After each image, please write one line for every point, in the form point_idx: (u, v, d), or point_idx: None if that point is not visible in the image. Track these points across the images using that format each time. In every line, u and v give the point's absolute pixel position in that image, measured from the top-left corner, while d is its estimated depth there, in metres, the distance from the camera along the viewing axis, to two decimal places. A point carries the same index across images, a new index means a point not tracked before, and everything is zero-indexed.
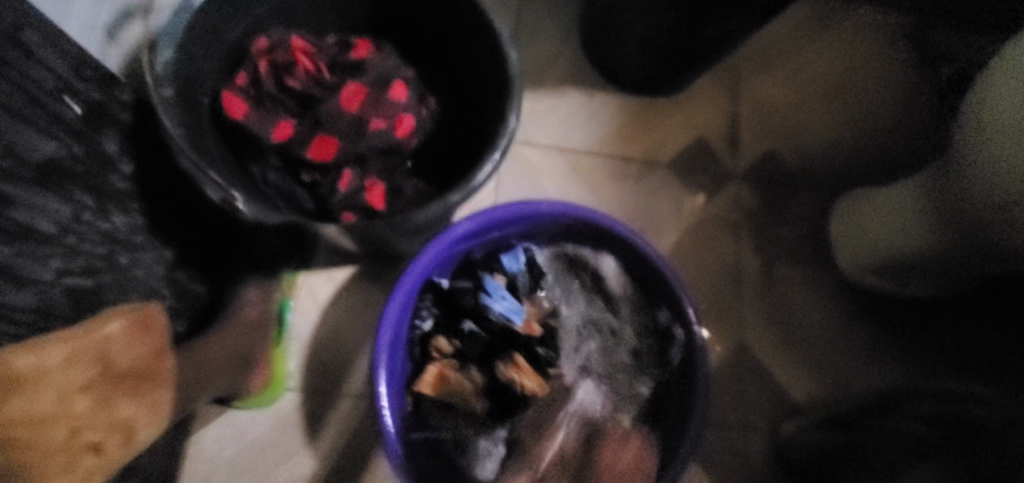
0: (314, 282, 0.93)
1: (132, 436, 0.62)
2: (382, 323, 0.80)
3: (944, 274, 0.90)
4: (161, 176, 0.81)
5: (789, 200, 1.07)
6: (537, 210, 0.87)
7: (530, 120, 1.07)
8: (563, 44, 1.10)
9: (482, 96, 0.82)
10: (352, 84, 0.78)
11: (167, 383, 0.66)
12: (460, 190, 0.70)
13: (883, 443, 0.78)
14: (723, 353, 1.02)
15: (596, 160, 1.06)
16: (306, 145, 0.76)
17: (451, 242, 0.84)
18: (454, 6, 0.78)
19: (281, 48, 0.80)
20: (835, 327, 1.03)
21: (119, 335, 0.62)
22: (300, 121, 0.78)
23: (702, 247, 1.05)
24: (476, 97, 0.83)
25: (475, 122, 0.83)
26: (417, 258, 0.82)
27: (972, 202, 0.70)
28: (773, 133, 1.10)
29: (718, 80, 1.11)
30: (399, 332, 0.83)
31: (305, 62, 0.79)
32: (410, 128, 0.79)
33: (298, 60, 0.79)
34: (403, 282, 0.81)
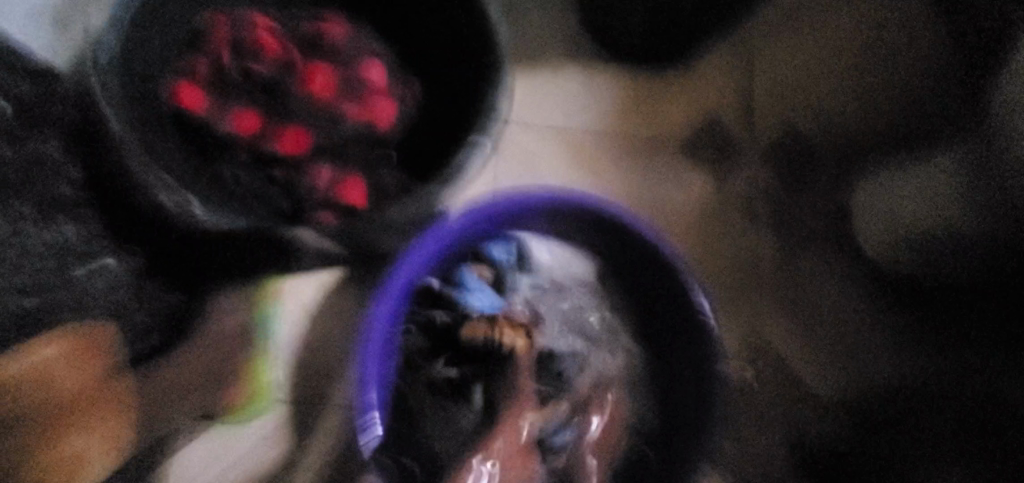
0: (298, 286, 0.85)
1: (77, 470, 0.64)
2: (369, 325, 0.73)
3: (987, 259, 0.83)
4: (118, 184, 0.75)
5: (810, 179, 0.98)
6: (534, 199, 0.79)
7: (524, 101, 0.98)
8: (558, 16, 1.01)
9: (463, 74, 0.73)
10: (319, 69, 0.71)
11: (117, 410, 0.67)
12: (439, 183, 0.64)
13: None
14: (740, 348, 0.93)
15: (598, 143, 0.98)
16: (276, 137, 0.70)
17: (442, 241, 0.77)
18: None
19: (240, 31, 0.71)
20: (863, 316, 0.94)
21: (58, 362, 0.63)
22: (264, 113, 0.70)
23: (716, 234, 0.97)
24: (456, 76, 0.74)
25: (453, 103, 0.74)
26: (403, 258, 0.75)
27: None
28: (791, 107, 1.00)
29: (730, 49, 1.01)
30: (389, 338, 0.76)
31: (269, 43, 0.71)
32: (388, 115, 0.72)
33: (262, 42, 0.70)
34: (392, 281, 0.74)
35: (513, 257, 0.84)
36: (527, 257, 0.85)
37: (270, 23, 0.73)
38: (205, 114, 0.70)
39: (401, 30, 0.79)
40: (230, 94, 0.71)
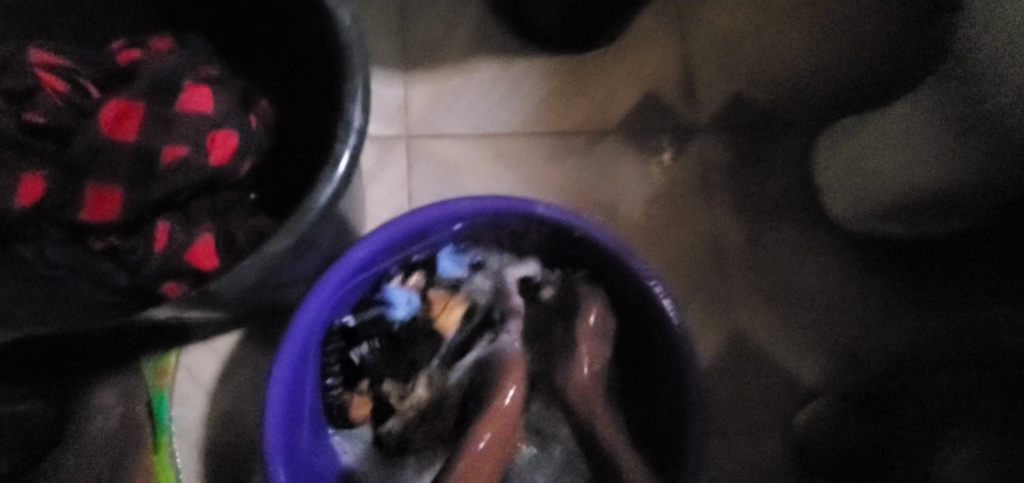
0: (193, 361, 0.73)
1: None
2: (271, 388, 0.58)
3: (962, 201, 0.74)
4: None
5: (763, 147, 0.88)
6: (461, 211, 0.65)
7: (435, 105, 0.86)
8: (460, 10, 0.90)
9: (314, 76, 0.54)
10: (116, 103, 0.54)
11: None
12: (289, 230, 0.47)
13: (915, 411, 0.61)
14: (715, 350, 0.82)
15: (525, 139, 0.87)
16: (80, 202, 0.54)
17: (353, 272, 0.62)
18: None
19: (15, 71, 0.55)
20: (839, 290, 0.84)
21: None
22: (67, 178, 0.54)
23: (672, 222, 0.85)
24: (305, 82, 0.56)
25: (309, 114, 0.56)
26: (313, 292, 0.60)
27: None
28: (734, 71, 0.90)
29: (657, 18, 0.91)
30: (299, 401, 0.61)
31: (54, 83, 0.55)
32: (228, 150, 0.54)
33: (42, 82, 0.55)
34: (295, 327, 0.59)
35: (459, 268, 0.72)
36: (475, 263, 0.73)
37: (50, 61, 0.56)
38: None
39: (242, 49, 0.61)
40: (22, 159, 0.55)
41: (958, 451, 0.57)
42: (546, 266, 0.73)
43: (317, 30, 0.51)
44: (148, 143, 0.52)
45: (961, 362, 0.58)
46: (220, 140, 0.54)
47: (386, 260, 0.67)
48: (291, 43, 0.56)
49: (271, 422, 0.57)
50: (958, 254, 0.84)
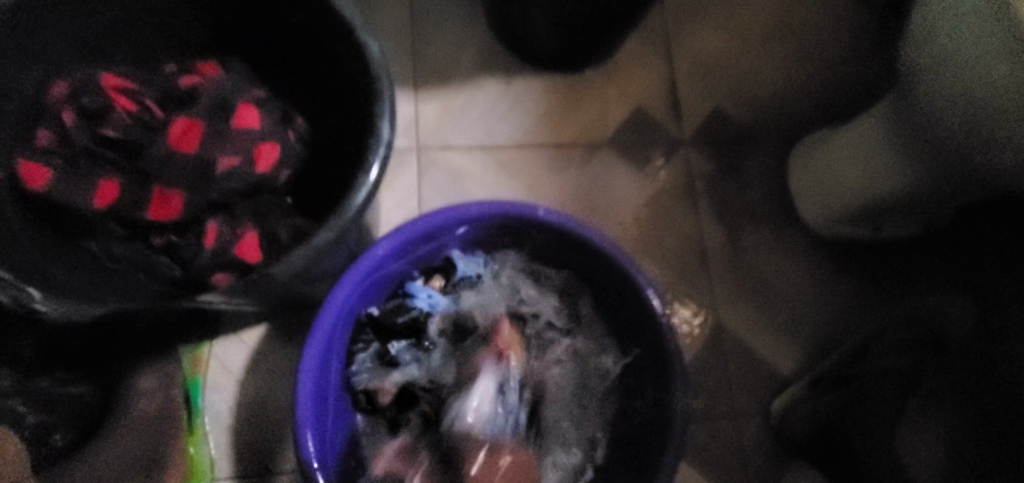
0: (225, 351, 0.80)
1: None
2: (302, 370, 0.66)
3: (921, 206, 0.81)
4: None
5: (744, 158, 0.96)
6: (470, 213, 0.73)
7: (444, 120, 0.95)
8: (467, 34, 0.98)
9: (347, 97, 0.62)
10: (179, 120, 0.62)
11: None
12: (331, 225, 0.54)
13: (874, 397, 0.69)
14: (700, 343, 0.89)
15: (526, 151, 0.95)
16: (141, 204, 0.62)
17: (374, 267, 0.70)
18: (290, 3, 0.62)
19: (91, 93, 0.63)
20: (814, 289, 0.92)
21: None
22: (129, 181, 0.62)
23: (660, 226, 0.93)
24: (338, 103, 0.64)
25: (341, 130, 0.64)
26: (339, 285, 0.68)
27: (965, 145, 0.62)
28: (717, 90, 0.98)
29: (646, 41, 1.00)
30: (326, 381, 0.69)
31: (125, 103, 0.64)
32: (272, 158, 0.62)
33: (115, 102, 0.63)
34: (322, 315, 0.66)
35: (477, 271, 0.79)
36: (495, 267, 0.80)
37: (121, 86, 0.64)
38: (53, 193, 0.60)
39: (280, 73, 0.70)
40: (88, 164, 0.62)
41: (917, 430, 0.66)
42: (547, 265, 0.81)
43: (349, 57, 0.59)
44: (204, 154, 0.60)
45: (916, 347, 0.67)
46: (264, 151, 0.62)
47: (403, 258, 0.75)
48: (324, 67, 0.64)
49: (302, 398, 0.64)
50: (925, 253, 0.91)
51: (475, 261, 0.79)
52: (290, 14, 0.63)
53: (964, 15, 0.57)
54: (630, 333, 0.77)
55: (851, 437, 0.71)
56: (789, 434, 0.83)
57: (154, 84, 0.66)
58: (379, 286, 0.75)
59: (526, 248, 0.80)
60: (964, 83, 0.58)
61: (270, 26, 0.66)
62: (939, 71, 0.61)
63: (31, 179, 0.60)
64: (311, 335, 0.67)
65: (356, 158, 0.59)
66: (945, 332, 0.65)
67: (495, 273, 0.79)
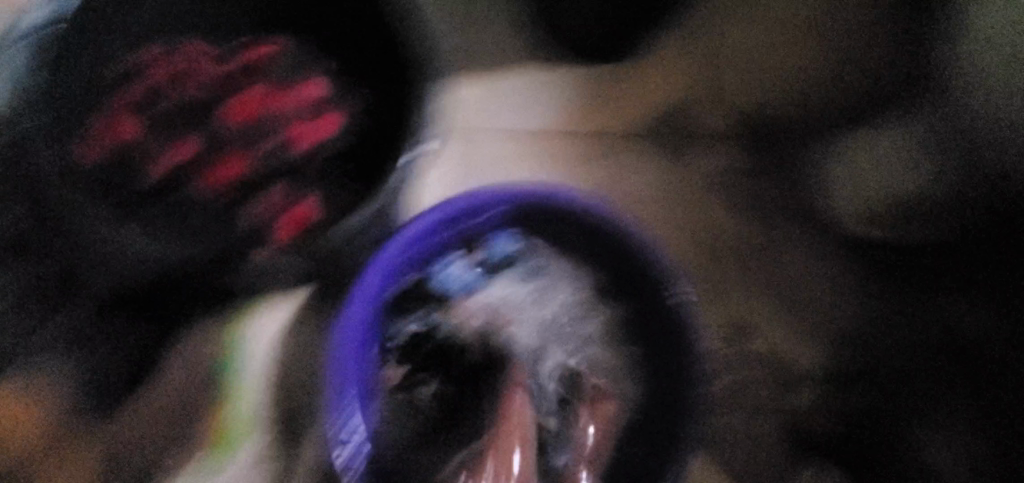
0: (260, 329, 0.75)
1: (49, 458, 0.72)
2: (341, 334, 0.70)
3: None
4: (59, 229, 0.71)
5: (780, 154, 0.97)
6: (506, 194, 0.76)
7: (482, 103, 0.98)
8: (509, 20, 1.01)
9: (401, 75, 0.66)
10: (253, 89, 0.70)
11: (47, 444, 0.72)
12: None
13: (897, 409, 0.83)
14: (723, 333, 0.91)
15: (561, 138, 0.98)
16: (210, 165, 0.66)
17: (413, 241, 0.74)
18: None
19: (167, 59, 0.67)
20: (839, 288, 0.93)
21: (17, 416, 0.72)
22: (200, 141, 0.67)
23: (689, 220, 0.95)
24: (392, 80, 0.68)
25: (395, 107, 0.68)
26: (378, 255, 0.72)
27: None
28: (756, 85, 0.98)
29: (686, 34, 1.01)
30: (366, 346, 0.74)
31: (204, 69, 0.71)
32: (332, 127, 0.71)
33: (196, 68, 0.71)
34: (362, 284, 0.71)
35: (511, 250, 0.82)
36: (526, 248, 0.82)
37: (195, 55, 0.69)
38: None
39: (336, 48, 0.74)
40: None
41: (932, 429, 0.81)
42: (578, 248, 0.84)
43: None
44: None
45: (937, 354, 0.83)
46: (327, 121, 0.71)
47: (440, 233, 0.78)
48: (380, 46, 0.67)
49: (340, 360, 0.70)
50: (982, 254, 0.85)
51: (511, 241, 0.81)
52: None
53: None
54: None
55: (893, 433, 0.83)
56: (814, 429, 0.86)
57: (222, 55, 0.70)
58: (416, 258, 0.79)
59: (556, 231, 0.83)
60: None
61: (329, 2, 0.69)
62: None
63: (120, 130, 0.69)
64: (352, 300, 0.71)
65: (405, 134, 0.63)
66: (959, 339, 0.82)
67: (525, 254, 0.82)
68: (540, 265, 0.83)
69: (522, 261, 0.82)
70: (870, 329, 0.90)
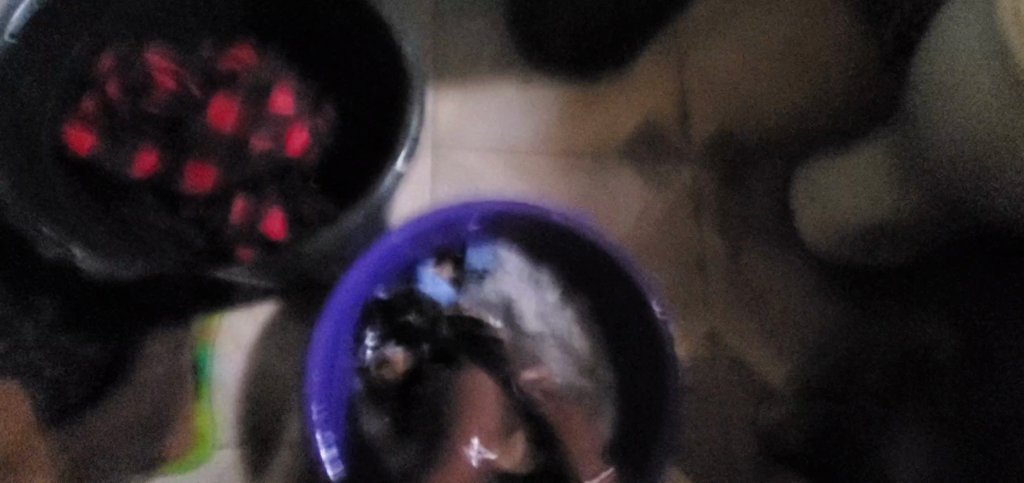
0: (241, 324, 0.80)
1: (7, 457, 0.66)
2: (314, 347, 0.70)
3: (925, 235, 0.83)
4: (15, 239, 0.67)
5: (750, 171, 0.99)
6: (483, 209, 0.76)
7: (460, 117, 0.98)
8: (487, 35, 1.01)
9: (381, 89, 0.65)
10: (218, 100, 0.65)
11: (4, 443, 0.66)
12: (359, 207, 0.58)
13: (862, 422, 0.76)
14: (694, 350, 0.92)
15: (539, 153, 0.98)
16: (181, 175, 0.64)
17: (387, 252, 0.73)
18: None
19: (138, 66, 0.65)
20: (809, 306, 0.94)
21: None
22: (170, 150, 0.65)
23: (663, 238, 0.96)
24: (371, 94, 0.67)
25: (374, 120, 0.67)
26: (351, 268, 0.71)
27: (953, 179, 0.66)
28: (724, 109, 1.01)
29: (660, 54, 1.03)
30: (336, 354, 0.73)
31: (163, 78, 0.66)
32: (301, 144, 0.66)
33: (155, 77, 0.66)
34: (334, 299, 0.70)
35: (487, 264, 0.82)
36: (503, 262, 0.82)
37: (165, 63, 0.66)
38: None
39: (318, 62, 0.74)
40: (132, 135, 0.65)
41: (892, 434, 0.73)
42: (555, 264, 0.84)
43: (383, 52, 0.62)
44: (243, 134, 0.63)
45: (897, 370, 0.75)
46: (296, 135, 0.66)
47: (415, 247, 0.78)
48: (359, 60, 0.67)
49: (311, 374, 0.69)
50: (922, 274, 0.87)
51: (487, 254, 0.82)
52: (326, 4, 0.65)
53: (964, 51, 0.60)
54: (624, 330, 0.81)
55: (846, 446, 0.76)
56: (779, 442, 0.86)
57: (196, 64, 0.69)
58: (391, 271, 0.79)
59: (533, 247, 0.83)
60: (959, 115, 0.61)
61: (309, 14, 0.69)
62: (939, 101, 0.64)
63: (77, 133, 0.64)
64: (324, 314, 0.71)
65: (384, 148, 0.62)
66: (930, 356, 0.73)
67: (502, 267, 0.82)
68: (518, 278, 0.83)
69: (498, 273, 0.82)
70: (847, 352, 0.87)
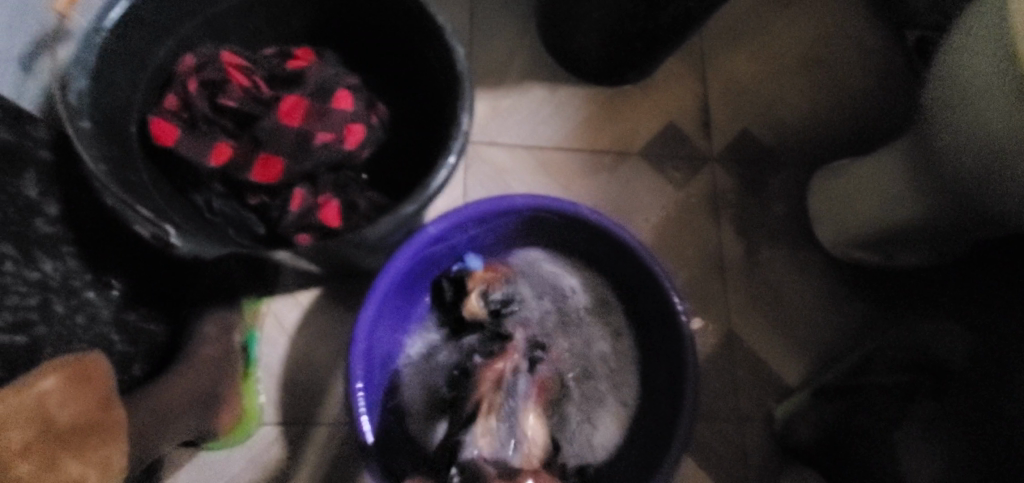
0: (281, 307, 0.86)
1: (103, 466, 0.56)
2: (357, 331, 0.73)
3: (939, 242, 0.87)
4: (94, 222, 0.72)
5: (769, 176, 1.03)
6: (515, 205, 0.80)
7: (493, 118, 1.03)
8: (521, 41, 1.06)
9: (433, 92, 0.70)
10: (290, 96, 0.69)
11: (119, 435, 0.58)
12: (414, 199, 0.61)
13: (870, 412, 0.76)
14: (712, 346, 0.96)
15: (566, 154, 1.02)
16: (247, 167, 0.69)
17: (426, 244, 0.78)
18: (384, 0, 0.69)
19: (212, 66, 0.70)
20: (824, 307, 0.98)
21: (55, 392, 0.54)
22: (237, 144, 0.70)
23: (684, 237, 1.00)
24: (423, 96, 0.72)
25: (426, 121, 0.72)
26: (395, 255, 0.75)
27: (968, 184, 0.69)
28: (746, 115, 1.05)
29: (685, 61, 1.07)
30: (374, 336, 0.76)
31: (239, 77, 0.71)
32: (358, 139, 0.70)
33: (230, 76, 0.70)
34: (377, 284, 0.73)
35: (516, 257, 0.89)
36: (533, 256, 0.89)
37: (238, 62, 0.71)
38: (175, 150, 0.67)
39: (368, 65, 0.79)
40: (204, 129, 0.70)
41: (907, 428, 0.71)
42: (579, 261, 0.89)
43: (436, 58, 0.67)
44: (304, 129, 0.67)
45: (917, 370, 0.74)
46: (353, 130, 0.70)
47: (448, 240, 0.82)
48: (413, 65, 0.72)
49: (356, 356, 0.72)
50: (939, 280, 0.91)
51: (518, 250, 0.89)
52: (386, 10, 0.70)
53: (976, 58, 0.64)
54: (649, 322, 0.84)
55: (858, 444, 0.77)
56: (792, 436, 0.89)
57: (261, 64, 0.74)
58: (425, 263, 0.83)
59: (558, 245, 0.88)
60: (973, 119, 0.65)
61: (365, 21, 0.74)
62: (953, 105, 0.67)
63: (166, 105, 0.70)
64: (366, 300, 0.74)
65: (434, 146, 0.67)
66: (946, 361, 0.72)
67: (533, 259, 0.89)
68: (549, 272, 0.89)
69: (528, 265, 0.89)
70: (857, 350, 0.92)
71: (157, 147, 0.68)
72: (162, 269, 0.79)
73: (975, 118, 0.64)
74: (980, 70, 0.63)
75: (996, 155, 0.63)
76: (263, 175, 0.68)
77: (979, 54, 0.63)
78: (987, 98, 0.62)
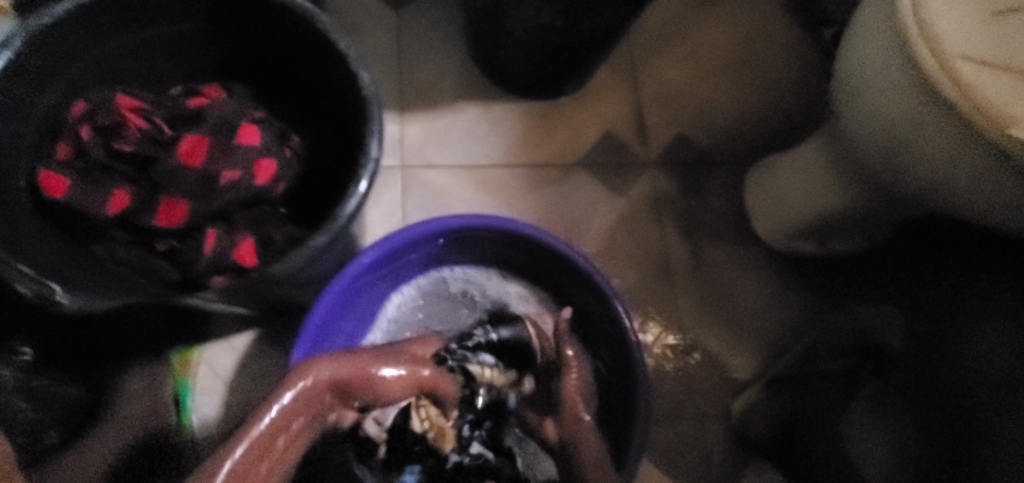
0: (214, 356, 0.84)
1: None
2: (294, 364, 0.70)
3: (870, 226, 0.88)
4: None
5: (706, 175, 1.04)
6: (449, 226, 0.79)
7: (426, 139, 1.01)
8: (448, 60, 1.05)
9: (345, 120, 0.69)
10: (189, 136, 0.68)
11: None
12: (324, 231, 0.59)
13: None
14: (664, 350, 0.95)
15: (503, 170, 1.01)
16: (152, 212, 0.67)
17: (357, 275, 0.75)
18: (285, 30, 0.68)
19: (103, 110, 0.68)
20: (772, 298, 0.99)
21: None
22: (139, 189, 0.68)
23: (629, 243, 1.00)
24: (338, 125, 0.71)
25: (342, 148, 0.71)
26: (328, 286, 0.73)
27: (883, 173, 0.71)
28: (679, 116, 1.06)
29: (615, 71, 1.08)
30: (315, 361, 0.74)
31: (135, 121, 0.69)
32: (271, 173, 0.69)
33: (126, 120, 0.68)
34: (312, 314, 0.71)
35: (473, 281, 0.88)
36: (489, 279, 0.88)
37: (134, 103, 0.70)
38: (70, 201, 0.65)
39: (281, 97, 0.77)
40: (101, 177, 0.68)
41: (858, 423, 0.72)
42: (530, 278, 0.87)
43: (344, 84, 0.66)
44: (209, 170, 0.66)
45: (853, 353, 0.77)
46: (264, 166, 0.69)
47: (385, 266, 0.80)
48: (324, 94, 0.71)
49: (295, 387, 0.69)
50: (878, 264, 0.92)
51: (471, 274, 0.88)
52: (288, 40, 0.68)
53: (869, 49, 0.65)
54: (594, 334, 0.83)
55: (813, 442, 0.78)
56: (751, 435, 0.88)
57: (165, 106, 0.72)
58: (366, 292, 0.80)
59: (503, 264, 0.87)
60: (872, 106, 0.66)
61: (272, 53, 0.72)
62: (854, 94, 0.69)
63: (59, 155, 0.68)
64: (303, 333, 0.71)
65: (349, 174, 0.65)
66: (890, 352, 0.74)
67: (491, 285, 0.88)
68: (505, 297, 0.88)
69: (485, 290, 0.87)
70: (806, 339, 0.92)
71: (50, 200, 0.66)
72: (78, 329, 0.74)
73: (873, 106, 0.66)
74: (875, 60, 0.64)
75: (900, 145, 0.65)
76: (168, 218, 0.68)
77: (874, 43, 0.65)
78: (883, 85, 0.64)
